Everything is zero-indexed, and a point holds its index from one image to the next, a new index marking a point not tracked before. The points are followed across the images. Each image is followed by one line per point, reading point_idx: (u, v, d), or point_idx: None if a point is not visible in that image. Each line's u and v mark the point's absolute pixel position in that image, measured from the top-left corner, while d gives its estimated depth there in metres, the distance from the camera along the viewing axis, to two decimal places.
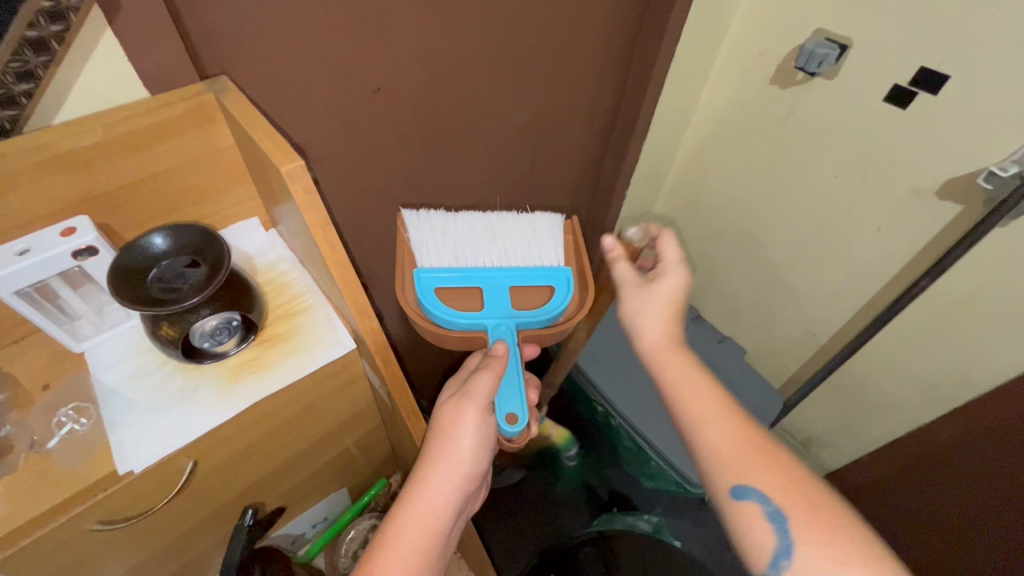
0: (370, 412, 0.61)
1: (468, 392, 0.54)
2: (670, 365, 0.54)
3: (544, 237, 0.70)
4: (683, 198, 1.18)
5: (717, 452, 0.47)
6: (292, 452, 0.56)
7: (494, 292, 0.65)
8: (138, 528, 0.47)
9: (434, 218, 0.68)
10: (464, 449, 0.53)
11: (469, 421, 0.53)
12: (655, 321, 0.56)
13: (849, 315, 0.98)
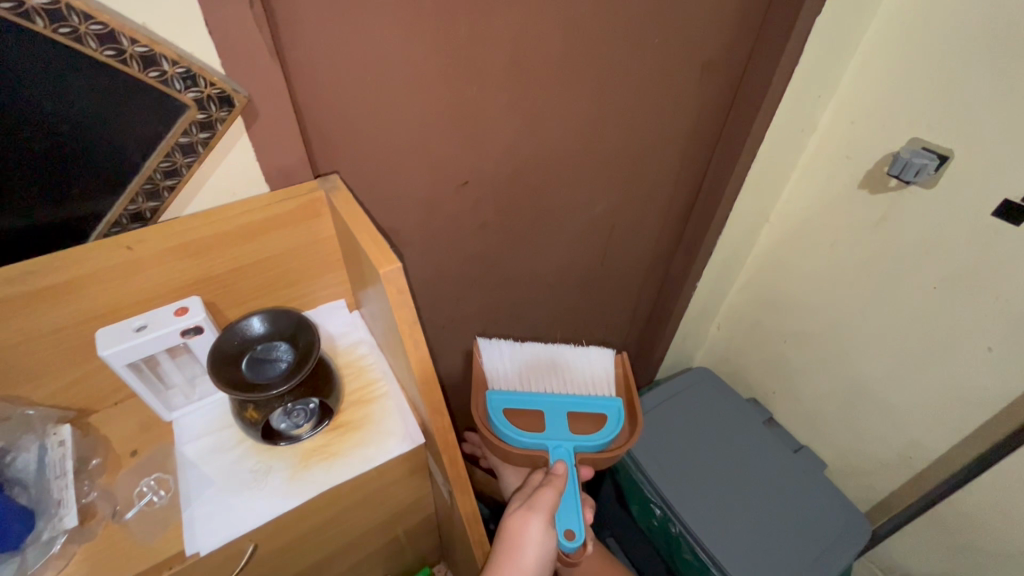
0: (423, 502, 0.59)
1: (535, 503, 0.56)
2: None
3: (599, 368, 0.72)
4: (757, 293, 1.14)
5: None
6: (342, 541, 0.54)
7: (556, 415, 0.65)
8: None
9: (503, 345, 0.72)
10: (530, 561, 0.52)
11: (534, 530, 0.54)
12: None
13: (950, 441, 0.88)
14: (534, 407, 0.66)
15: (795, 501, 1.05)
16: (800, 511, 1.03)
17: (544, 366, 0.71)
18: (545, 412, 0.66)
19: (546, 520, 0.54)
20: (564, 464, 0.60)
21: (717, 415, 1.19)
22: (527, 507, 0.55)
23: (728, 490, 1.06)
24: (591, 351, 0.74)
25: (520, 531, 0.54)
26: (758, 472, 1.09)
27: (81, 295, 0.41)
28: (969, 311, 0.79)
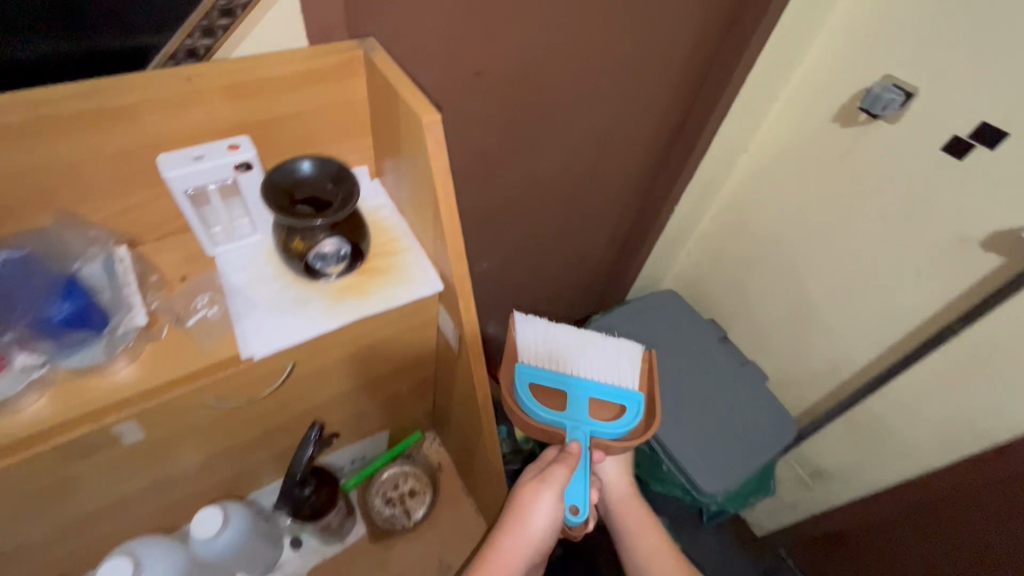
0: (427, 357, 0.67)
1: (547, 479, 0.60)
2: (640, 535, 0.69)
3: (627, 359, 0.72)
4: (729, 221, 1.22)
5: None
6: (360, 381, 0.62)
7: (579, 398, 0.68)
8: (233, 417, 0.53)
9: (538, 322, 0.73)
10: (537, 526, 0.58)
11: (545, 500, 0.59)
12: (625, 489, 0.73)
13: (876, 354, 1.02)
14: (559, 385, 0.69)
15: (738, 404, 1.20)
16: (741, 412, 1.19)
17: (574, 348, 0.73)
18: (568, 393, 0.69)
19: (555, 496, 0.58)
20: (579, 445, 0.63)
21: (681, 331, 1.31)
22: (539, 484, 0.60)
23: (683, 393, 1.20)
24: (620, 343, 0.75)
25: (530, 507, 0.59)
26: (709, 380, 1.23)
27: (139, 122, 0.44)
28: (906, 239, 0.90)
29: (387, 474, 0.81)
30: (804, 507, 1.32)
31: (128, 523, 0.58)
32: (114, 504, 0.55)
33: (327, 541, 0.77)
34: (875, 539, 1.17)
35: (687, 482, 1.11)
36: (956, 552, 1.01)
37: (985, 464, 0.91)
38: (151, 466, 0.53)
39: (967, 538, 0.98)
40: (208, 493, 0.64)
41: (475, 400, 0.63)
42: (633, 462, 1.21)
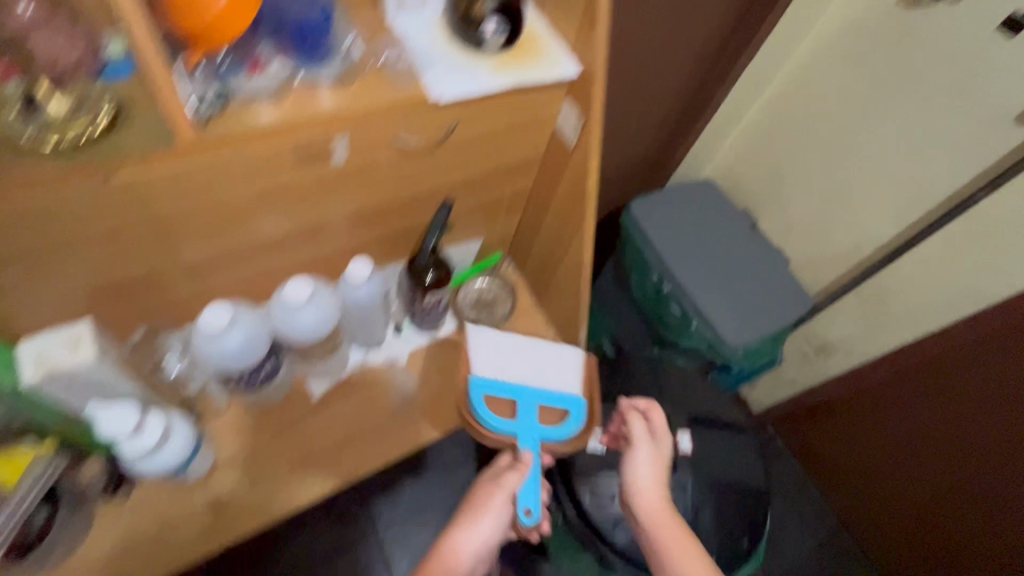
0: (534, 160, 0.77)
1: (501, 484, 0.75)
2: (658, 523, 0.72)
3: (569, 366, 0.85)
4: (775, 109, 1.29)
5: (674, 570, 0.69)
6: (485, 168, 0.72)
7: (527, 406, 0.81)
8: (398, 169, 0.63)
9: (490, 332, 0.84)
10: (484, 530, 0.74)
11: (495, 500, 0.74)
12: (652, 488, 0.75)
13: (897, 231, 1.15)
14: (509, 397, 0.81)
15: (763, 277, 1.33)
16: (765, 283, 1.33)
17: (522, 360, 0.84)
18: (516, 401, 0.81)
19: (504, 496, 0.74)
20: (530, 453, 0.77)
21: (717, 212, 1.40)
22: (495, 486, 0.76)
23: (716, 264, 1.32)
24: (558, 347, 0.88)
25: (481, 509, 0.74)
26: (739, 256, 1.35)
27: None
28: (947, 117, 1.00)
29: (475, 283, 0.95)
30: (802, 381, 1.49)
31: (290, 267, 0.70)
32: (288, 240, 0.65)
33: (421, 330, 0.90)
34: (864, 401, 1.34)
35: (711, 335, 1.27)
36: (941, 396, 1.19)
37: (979, 319, 1.08)
38: (328, 206, 0.63)
39: (956, 381, 1.15)
40: (346, 259, 0.75)
41: (584, 194, 0.73)
42: (663, 323, 1.37)
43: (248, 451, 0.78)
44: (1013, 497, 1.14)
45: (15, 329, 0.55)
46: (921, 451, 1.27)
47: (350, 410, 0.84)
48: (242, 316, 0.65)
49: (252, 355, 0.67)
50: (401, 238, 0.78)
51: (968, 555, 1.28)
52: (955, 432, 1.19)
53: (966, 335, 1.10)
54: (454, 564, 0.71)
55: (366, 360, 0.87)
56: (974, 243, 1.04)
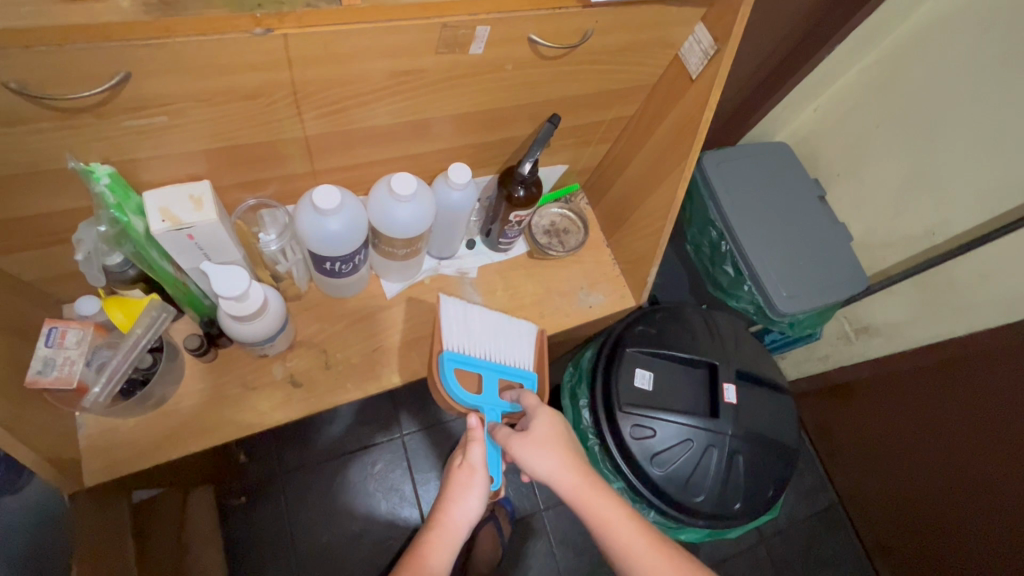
0: (647, 85, 0.75)
1: (471, 461, 0.72)
2: (589, 499, 0.69)
3: (526, 342, 0.85)
4: (874, 78, 1.19)
5: (608, 522, 0.68)
6: (598, 87, 0.71)
7: (491, 380, 0.79)
8: (521, 72, 0.62)
9: (456, 303, 0.81)
10: (471, 506, 0.71)
11: (476, 477, 0.71)
12: (559, 460, 0.71)
13: (977, 222, 1.10)
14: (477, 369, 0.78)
15: (826, 247, 1.29)
16: (828, 255, 1.28)
17: (486, 330, 0.82)
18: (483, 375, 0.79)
19: (478, 472, 0.71)
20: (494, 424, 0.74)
21: (787, 178, 1.34)
22: (468, 465, 0.72)
23: (778, 232, 1.28)
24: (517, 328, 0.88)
25: (466, 484, 0.71)
26: (804, 222, 1.31)
27: None
28: None
29: (550, 211, 0.95)
30: (834, 359, 1.50)
31: (391, 161, 0.69)
32: (399, 132, 0.64)
33: (495, 248, 0.92)
34: (897, 385, 1.35)
35: (763, 300, 1.25)
36: (979, 386, 1.18)
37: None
38: (444, 101, 0.62)
39: (999, 374, 1.14)
40: (441, 162, 0.75)
41: (694, 129, 0.71)
42: (712, 280, 1.36)
43: (325, 336, 0.81)
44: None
45: (143, 181, 0.56)
46: (945, 440, 1.27)
47: (419, 310, 0.87)
48: (347, 201, 0.65)
49: (348, 241, 0.68)
50: (496, 148, 0.77)
51: (974, 550, 1.28)
52: (986, 422, 1.18)
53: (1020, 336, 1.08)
54: (447, 538, 0.69)
55: (439, 268, 0.89)
56: None
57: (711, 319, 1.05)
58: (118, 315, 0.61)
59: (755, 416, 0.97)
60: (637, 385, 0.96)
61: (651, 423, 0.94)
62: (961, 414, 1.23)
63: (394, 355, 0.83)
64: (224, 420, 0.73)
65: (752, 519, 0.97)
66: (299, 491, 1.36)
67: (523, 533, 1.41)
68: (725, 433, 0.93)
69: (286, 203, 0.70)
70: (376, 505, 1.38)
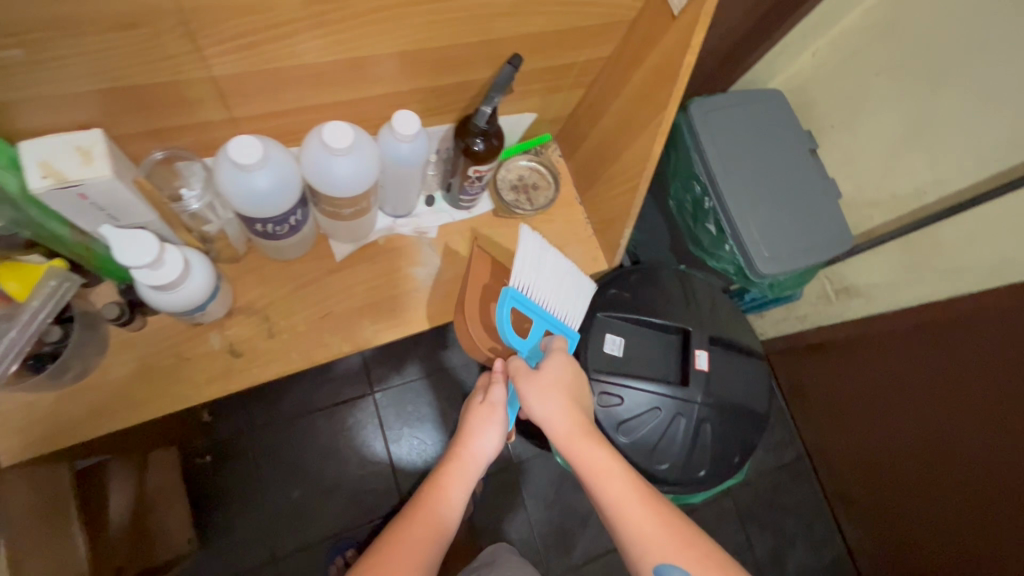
0: (623, 22, 0.65)
1: (492, 400, 0.78)
2: (579, 450, 0.71)
3: (580, 303, 0.82)
4: (880, 19, 1.08)
5: (597, 468, 0.69)
6: (566, 24, 0.61)
7: (541, 329, 0.77)
8: (471, 2, 0.52)
9: (536, 241, 0.76)
10: (491, 439, 0.77)
11: (497, 415, 0.78)
12: (556, 407, 0.72)
13: (971, 183, 1.04)
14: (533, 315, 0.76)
15: (814, 206, 1.23)
16: (816, 213, 1.22)
17: (552, 278, 0.78)
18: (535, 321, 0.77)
19: (497, 412, 0.77)
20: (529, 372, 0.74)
21: (778, 128, 1.26)
22: (490, 403, 0.77)
23: (765, 187, 1.21)
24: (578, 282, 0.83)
25: (486, 420, 0.77)
26: (793, 178, 1.23)
27: None
28: None
29: (519, 164, 0.87)
30: (812, 319, 1.48)
31: (326, 107, 0.60)
32: (329, 74, 0.55)
33: (457, 205, 0.84)
34: (874, 346, 1.34)
35: (743, 260, 1.20)
36: (955, 349, 1.16)
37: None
38: (381, 37, 0.53)
39: (974, 338, 1.12)
40: (388, 108, 0.66)
41: (674, 75, 0.62)
42: (693, 238, 1.31)
43: (267, 302, 0.75)
44: (999, 455, 1.15)
45: (20, 130, 0.48)
46: (915, 401, 1.27)
47: (374, 273, 0.80)
48: (272, 154, 0.57)
49: (280, 200, 0.60)
50: (451, 93, 0.68)
51: (933, 505, 1.32)
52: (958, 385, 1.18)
53: (999, 302, 1.06)
54: (468, 466, 0.76)
55: (395, 228, 0.82)
56: None
57: (688, 281, 1.00)
58: (11, 284, 0.53)
59: (724, 383, 0.94)
60: (606, 350, 0.92)
61: (619, 390, 0.91)
62: (932, 377, 1.22)
63: (344, 322, 0.77)
64: (158, 393, 0.68)
65: (717, 484, 0.96)
66: (268, 450, 1.33)
67: (495, 488, 1.42)
68: (693, 401, 0.91)
69: (204, 154, 0.62)
70: (347, 462, 1.37)
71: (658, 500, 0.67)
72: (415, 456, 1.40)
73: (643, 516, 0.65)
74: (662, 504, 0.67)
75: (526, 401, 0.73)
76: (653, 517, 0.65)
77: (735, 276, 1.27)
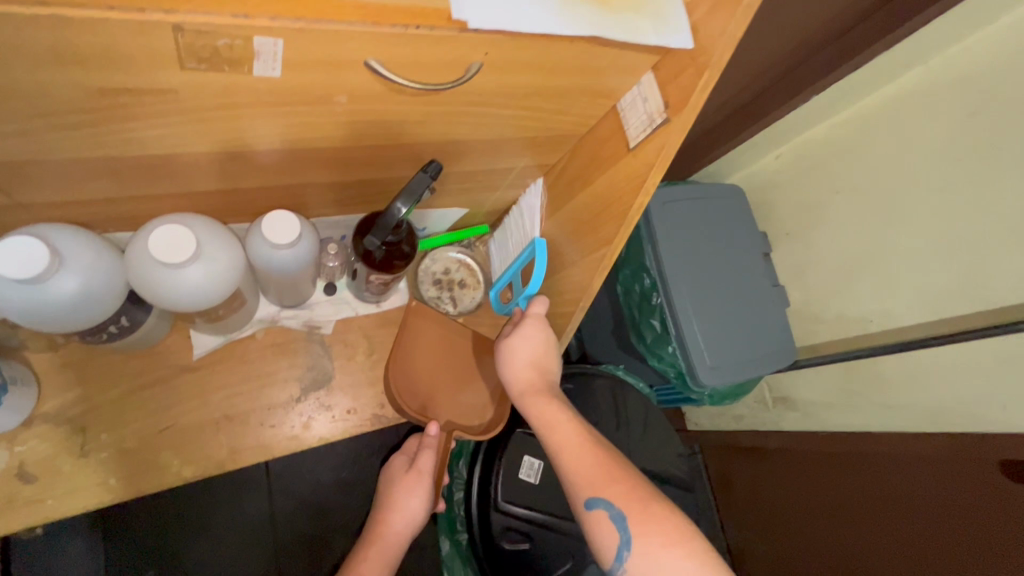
0: (574, 135, 0.55)
1: (417, 468, 0.68)
2: (536, 406, 0.57)
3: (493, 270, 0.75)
4: (847, 136, 0.98)
5: (548, 417, 0.56)
6: (496, 134, 0.50)
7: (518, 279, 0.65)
8: (368, 106, 0.40)
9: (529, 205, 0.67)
10: (414, 509, 0.67)
11: (419, 488, 0.67)
12: (522, 364, 0.59)
13: (904, 327, 0.95)
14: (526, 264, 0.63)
15: (764, 317, 1.14)
16: (767, 325, 1.13)
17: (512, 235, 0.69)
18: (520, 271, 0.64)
19: (421, 484, 0.67)
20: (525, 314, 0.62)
21: (736, 227, 1.17)
22: (417, 469, 0.67)
23: (720, 293, 1.11)
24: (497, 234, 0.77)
25: (410, 490, 0.67)
26: (747, 283, 1.14)
27: None
28: (1003, 224, 0.79)
29: (447, 254, 0.75)
30: (747, 421, 1.37)
31: (177, 194, 0.47)
32: (173, 167, 0.42)
33: (362, 297, 0.69)
34: (798, 464, 1.19)
35: (684, 366, 1.10)
36: (922, 500, 0.94)
37: (982, 441, 0.86)
38: (237, 133, 0.39)
39: (935, 486, 0.92)
40: (268, 195, 0.52)
41: (622, 213, 0.52)
42: (637, 331, 1.22)
43: (87, 410, 0.58)
44: None
45: None
46: (858, 548, 1.05)
47: (241, 376, 0.64)
48: (66, 250, 0.42)
49: (94, 312, 0.45)
50: (359, 185, 0.55)
51: None
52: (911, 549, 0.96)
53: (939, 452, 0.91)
54: (387, 550, 0.66)
55: (278, 319, 0.66)
56: (979, 373, 0.86)
57: (622, 398, 0.91)
58: None
59: None
60: (521, 478, 0.80)
61: (528, 529, 0.79)
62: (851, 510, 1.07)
63: (189, 439, 0.61)
64: None
65: None
66: None
67: None
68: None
69: None
70: None
71: (617, 456, 0.53)
72: (301, 541, 1.12)
73: (588, 460, 0.53)
74: (622, 468, 0.52)
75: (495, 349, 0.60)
76: (604, 465, 0.52)
77: (676, 379, 1.17)
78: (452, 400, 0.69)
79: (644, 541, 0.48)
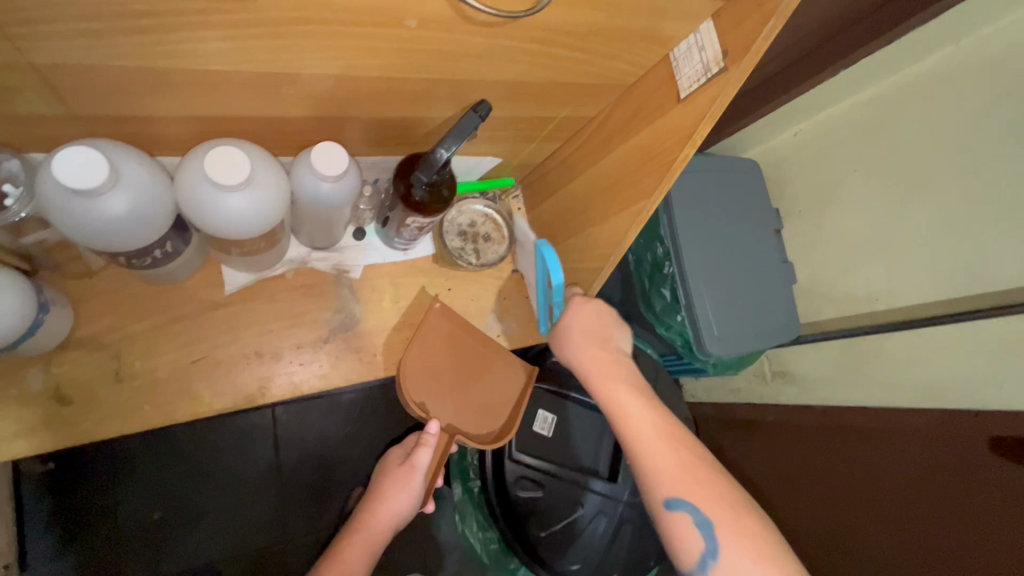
0: (621, 84, 0.55)
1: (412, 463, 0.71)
2: (609, 394, 0.59)
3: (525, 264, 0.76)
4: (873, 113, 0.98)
5: (625, 408, 0.58)
6: (547, 77, 0.50)
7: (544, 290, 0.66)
8: (432, 33, 0.39)
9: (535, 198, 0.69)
10: (403, 501, 0.71)
11: (413, 481, 0.71)
12: (586, 352, 0.62)
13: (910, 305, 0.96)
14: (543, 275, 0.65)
15: (773, 291, 1.15)
16: (774, 301, 1.15)
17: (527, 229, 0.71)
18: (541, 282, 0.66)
19: (414, 480, 0.71)
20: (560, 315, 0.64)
21: (749, 201, 1.17)
22: (410, 466, 0.71)
23: (731, 266, 1.13)
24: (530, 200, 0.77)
25: (402, 483, 0.71)
26: (758, 257, 1.15)
27: None
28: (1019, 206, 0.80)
29: (474, 207, 0.75)
30: (744, 394, 1.40)
31: (226, 119, 0.46)
32: (232, 86, 0.41)
33: (391, 243, 0.70)
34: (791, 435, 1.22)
35: (692, 335, 1.12)
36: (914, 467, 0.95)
37: (973, 417, 0.88)
38: (299, 54, 0.39)
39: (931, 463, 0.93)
40: (312, 128, 0.52)
41: (667, 164, 0.52)
42: (646, 300, 1.23)
43: (120, 336, 0.59)
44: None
45: None
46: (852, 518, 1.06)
47: (272, 313, 0.65)
48: (123, 169, 0.42)
49: (140, 234, 0.45)
50: (402, 124, 0.55)
51: None
52: (902, 520, 0.97)
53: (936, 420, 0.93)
54: (372, 538, 0.71)
55: (308, 261, 0.67)
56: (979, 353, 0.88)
57: None
58: None
59: None
60: (536, 430, 0.83)
61: (540, 477, 0.82)
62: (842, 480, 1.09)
63: (219, 372, 0.62)
64: None
65: None
66: None
67: None
68: (597, 493, 0.83)
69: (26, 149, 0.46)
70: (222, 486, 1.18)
71: (699, 457, 0.54)
72: (308, 487, 1.15)
73: (674, 458, 0.54)
74: (709, 470, 0.54)
75: (561, 336, 0.64)
76: (690, 466, 0.54)
77: (682, 349, 1.19)
78: (462, 394, 0.73)
79: (731, 551, 0.50)
